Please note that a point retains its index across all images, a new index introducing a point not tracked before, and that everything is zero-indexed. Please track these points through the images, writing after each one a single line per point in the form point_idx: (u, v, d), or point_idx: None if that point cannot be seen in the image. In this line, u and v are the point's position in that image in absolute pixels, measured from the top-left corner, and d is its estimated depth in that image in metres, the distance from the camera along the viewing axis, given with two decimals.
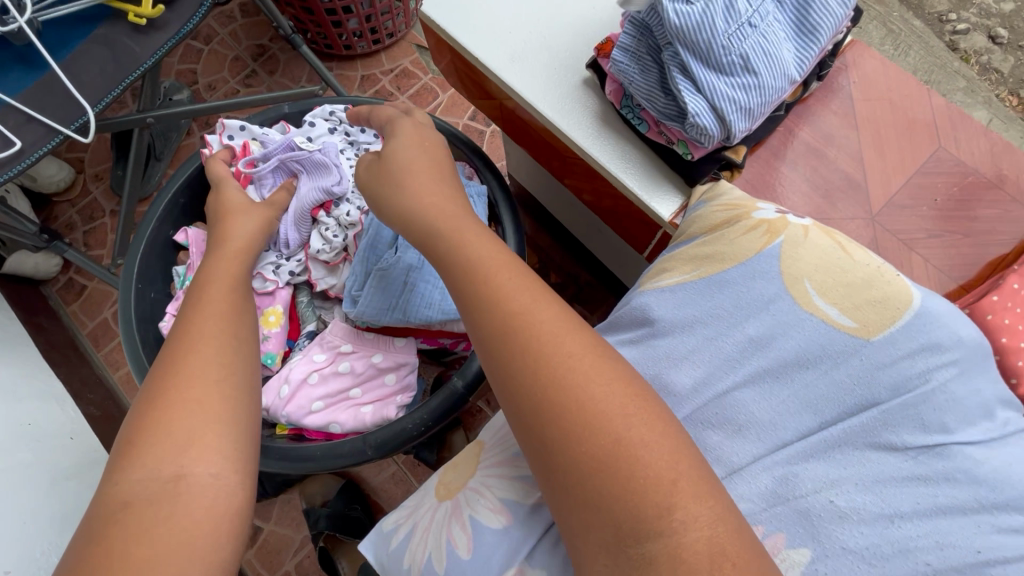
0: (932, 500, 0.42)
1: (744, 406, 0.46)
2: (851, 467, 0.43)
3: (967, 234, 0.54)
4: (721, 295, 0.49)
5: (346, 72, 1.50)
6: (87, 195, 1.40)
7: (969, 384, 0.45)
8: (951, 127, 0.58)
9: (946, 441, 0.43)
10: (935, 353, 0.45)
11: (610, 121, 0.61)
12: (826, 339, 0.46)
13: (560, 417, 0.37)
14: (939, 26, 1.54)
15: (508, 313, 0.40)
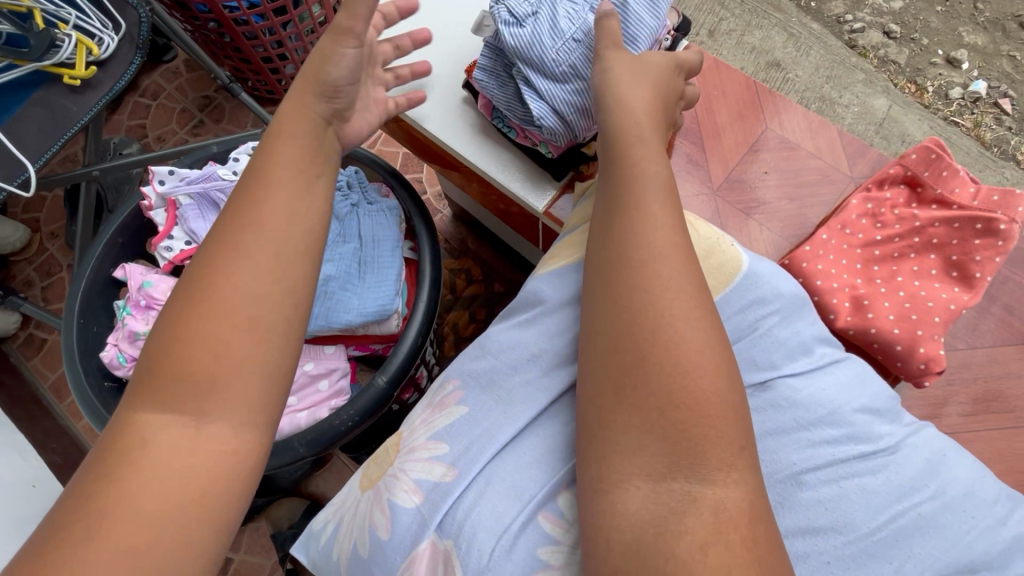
0: (758, 425, 0.49)
1: None
2: None
3: (794, 200, 0.64)
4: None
5: None
6: (43, 252, 1.44)
7: (790, 326, 0.52)
8: (777, 111, 0.67)
9: (773, 375, 0.51)
10: (761, 305, 0.53)
11: (487, 131, 0.69)
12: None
13: (656, 355, 0.42)
14: (837, 27, 1.69)
15: (648, 269, 0.45)
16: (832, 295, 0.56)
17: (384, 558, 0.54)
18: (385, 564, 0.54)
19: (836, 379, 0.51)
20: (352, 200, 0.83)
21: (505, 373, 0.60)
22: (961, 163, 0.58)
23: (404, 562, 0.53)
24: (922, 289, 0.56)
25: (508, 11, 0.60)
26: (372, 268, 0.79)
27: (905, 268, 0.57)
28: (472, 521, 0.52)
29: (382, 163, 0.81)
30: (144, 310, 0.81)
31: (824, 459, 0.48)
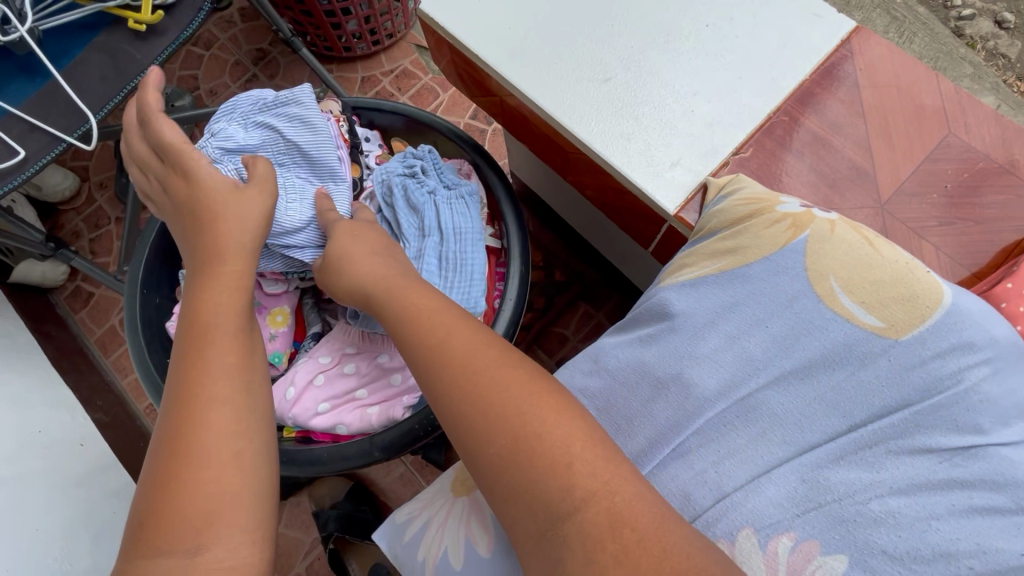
0: (964, 502, 0.40)
1: (769, 407, 0.45)
2: (883, 471, 0.42)
3: (980, 222, 0.53)
4: (741, 290, 0.49)
5: (346, 73, 1.50)
6: (91, 203, 1.40)
7: (1005, 384, 0.43)
8: (961, 113, 0.57)
9: (981, 442, 0.42)
10: (967, 352, 0.43)
11: (612, 115, 0.60)
12: (852, 338, 0.45)
13: (507, 441, 0.38)
14: (944, 12, 1.52)
15: (420, 354, 0.44)
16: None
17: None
18: None
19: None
20: (430, 184, 0.73)
21: None
22: None
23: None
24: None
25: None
26: (456, 267, 0.69)
27: None
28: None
29: (467, 139, 0.76)
30: None
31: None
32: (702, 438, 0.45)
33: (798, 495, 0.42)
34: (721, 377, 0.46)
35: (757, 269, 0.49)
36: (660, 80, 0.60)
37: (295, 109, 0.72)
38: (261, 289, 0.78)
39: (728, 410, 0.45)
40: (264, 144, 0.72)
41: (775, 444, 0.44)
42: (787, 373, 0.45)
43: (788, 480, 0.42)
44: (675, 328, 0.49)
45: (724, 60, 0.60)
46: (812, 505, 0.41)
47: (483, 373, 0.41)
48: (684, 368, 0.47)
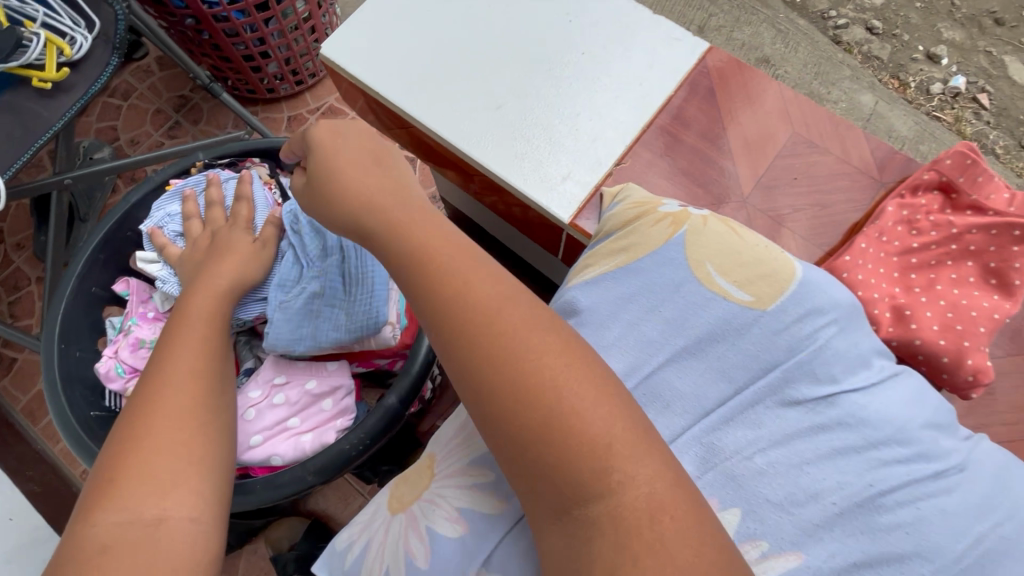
0: (829, 446, 0.45)
1: (669, 383, 0.49)
2: (762, 426, 0.47)
3: (826, 206, 0.62)
4: (636, 281, 0.53)
5: (272, 114, 1.52)
6: (9, 265, 1.35)
7: (849, 339, 0.49)
8: (803, 114, 0.66)
9: (835, 390, 0.47)
10: (818, 316, 0.49)
11: (505, 139, 0.66)
12: (729, 315, 0.50)
13: (541, 418, 0.38)
14: (822, 23, 1.70)
15: (446, 301, 0.43)
16: (875, 304, 0.54)
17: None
18: None
19: (903, 393, 0.48)
20: None
21: None
22: (995, 169, 0.57)
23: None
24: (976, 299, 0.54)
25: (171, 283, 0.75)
26: (360, 284, 0.74)
27: (943, 276, 0.56)
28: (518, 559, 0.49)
29: None
30: (152, 320, 0.76)
31: (902, 479, 0.44)
32: None
33: (698, 458, 0.46)
34: (626, 360, 0.51)
35: (648, 262, 0.54)
36: (547, 103, 0.67)
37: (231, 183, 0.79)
38: None
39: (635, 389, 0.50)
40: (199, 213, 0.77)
41: (677, 415, 0.48)
42: (674, 352, 0.50)
43: (688, 447, 0.47)
44: (583, 322, 0.53)
45: (601, 82, 0.67)
46: (711, 464, 0.46)
47: (508, 318, 0.41)
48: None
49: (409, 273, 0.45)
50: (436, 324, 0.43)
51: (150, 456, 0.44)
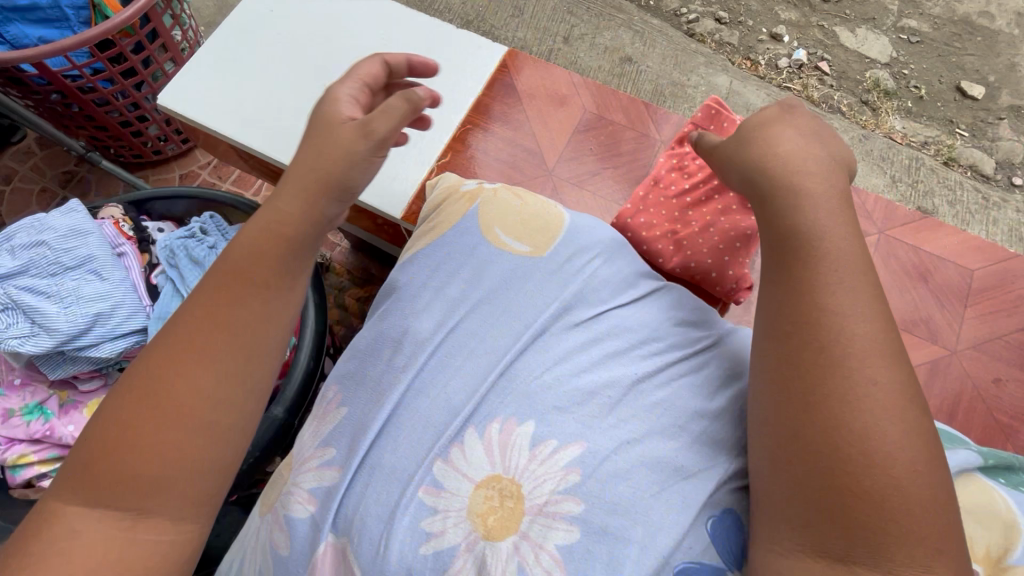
0: (601, 352, 0.58)
1: (472, 331, 0.59)
2: (551, 349, 0.58)
3: (619, 168, 0.74)
4: (441, 252, 0.64)
5: (162, 176, 1.54)
6: None
7: (612, 267, 0.64)
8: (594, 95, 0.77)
9: (604, 310, 0.61)
10: (583, 254, 0.63)
11: None
12: (513, 264, 0.62)
13: (814, 379, 0.44)
14: (676, 20, 1.81)
15: (807, 311, 0.45)
16: (656, 242, 0.67)
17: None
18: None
19: (654, 307, 0.63)
20: (211, 241, 0.81)
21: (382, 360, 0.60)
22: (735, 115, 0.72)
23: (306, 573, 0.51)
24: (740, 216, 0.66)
25: (7, 337, 0.71)
26: None
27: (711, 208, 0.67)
28: (358, 515, 0.51)
29: (244, 201, 0.84)
30: (19, 387, 0.77)
31: (656, 366, 0.58)
32: (433, 369, 0.57)
33: (504, 386, 0.56)
34: (435, 319, 0.60)
35: (449, 236, 0.65)
36: None
37: (62, 224, 0.77)
38: (74, 387, 0.79)
39: (443, 341, 0.59)
40: (31, 262, 0.74)
41: (480, 356, 0.58)
42: (475, 302, 0.60)
43: (492, 378, 0.56)
44: (401, 295, 0.63)
45: None
46: (509, 388, 0.56)
47: (857, 339, 0.43)
48: (405, 324, 0.61)
49: (807, 248, 0.47)
50: (805, 355, 0.44)
51: (113, 458, 0.40)
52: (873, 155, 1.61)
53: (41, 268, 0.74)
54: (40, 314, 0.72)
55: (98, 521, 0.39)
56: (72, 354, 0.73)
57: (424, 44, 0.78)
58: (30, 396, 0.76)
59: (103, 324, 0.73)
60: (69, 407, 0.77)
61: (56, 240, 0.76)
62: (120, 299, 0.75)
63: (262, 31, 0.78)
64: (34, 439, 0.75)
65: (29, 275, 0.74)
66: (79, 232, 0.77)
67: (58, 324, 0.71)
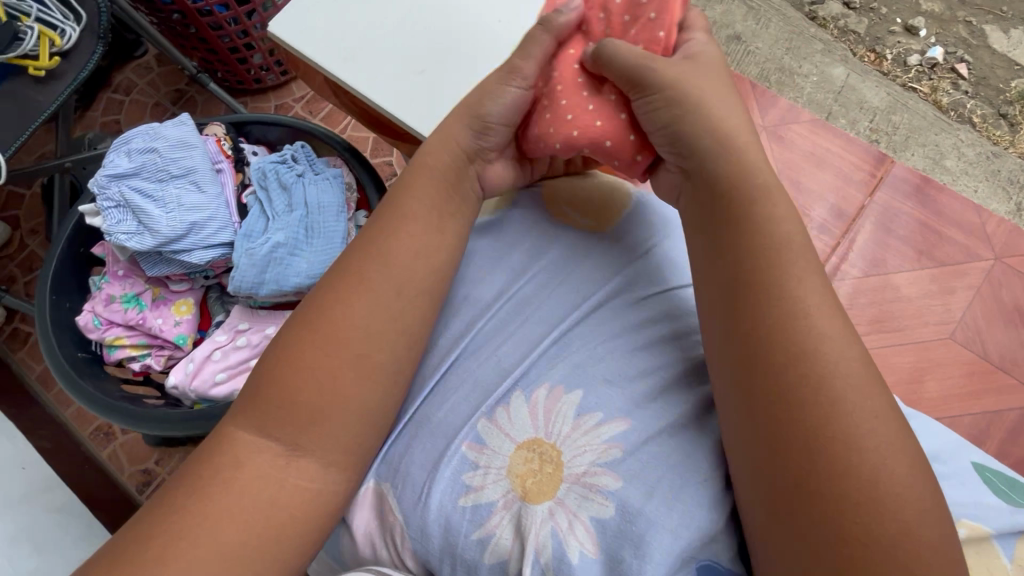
0: (657, 332, 0.57)
1: (530, 294, 0.59)
2: (606, 320, 0.57)
3: None
4: (508, 215, 0.65)
5: (259, 104, 1.61)
6: (25, 249, 1.48)
7: (678, 250, 0.62)
8: None
9: (666, 289, 0.59)
10: (651, 233, 0.62)
11: (424, 98, 0.74)
12: (576, 239, 0.62)
13: (790, 414, 0.43)
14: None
15: (793, 333, 0.45)
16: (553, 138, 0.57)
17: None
18: None
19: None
20: (299, 169, 0.85)
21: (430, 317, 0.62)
22: None
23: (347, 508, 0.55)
24: (635, 30, 0.58)
25: (116, 232, 0.78)
26: (319, 234, 0.81)
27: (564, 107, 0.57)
28: (405, 466, 0.54)
29: (331, 135, 0.87)
30: (122, 278, 0.85)
31: None
32: (483, 330, 0.58)
33: (553, 352, 0.56)
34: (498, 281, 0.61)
35: (517, 201, 0.65)
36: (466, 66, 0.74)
37: (173, 134, 0.83)
38: (165, 285, 0.87)
39: (504, 302, 0.60)
40: (143, 166, 0.81)
41: (536, 322, 0.58)
42: (541, 271, 0.61)
43: (542, 343, 0.56)
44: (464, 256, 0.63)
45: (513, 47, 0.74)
46: (558, 354, 0.56)
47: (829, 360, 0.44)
48: (467, 282, 0.61)
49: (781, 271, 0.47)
50: (787, 374, 0.44)
51: (277, 406, 0.49)
52: (998, 178, 1.43)
53: (150, 173, 0.81)
54: (146, 216, 0.78)
55: (261, 456, 0.48)
56: (168, 255, 0.80)
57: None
58: (129, 287, 0.85)
59: (197, 232, 0.80)
60: (160, 303, 0.86)
61: (165, 149, 0.82)
62: (213, 213, 0.82)
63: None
64: (129, 325, 0.84)
65: (140, 178, 0.80)
66: (186, 145, 0.83)
67: (162, 228, 0.78)
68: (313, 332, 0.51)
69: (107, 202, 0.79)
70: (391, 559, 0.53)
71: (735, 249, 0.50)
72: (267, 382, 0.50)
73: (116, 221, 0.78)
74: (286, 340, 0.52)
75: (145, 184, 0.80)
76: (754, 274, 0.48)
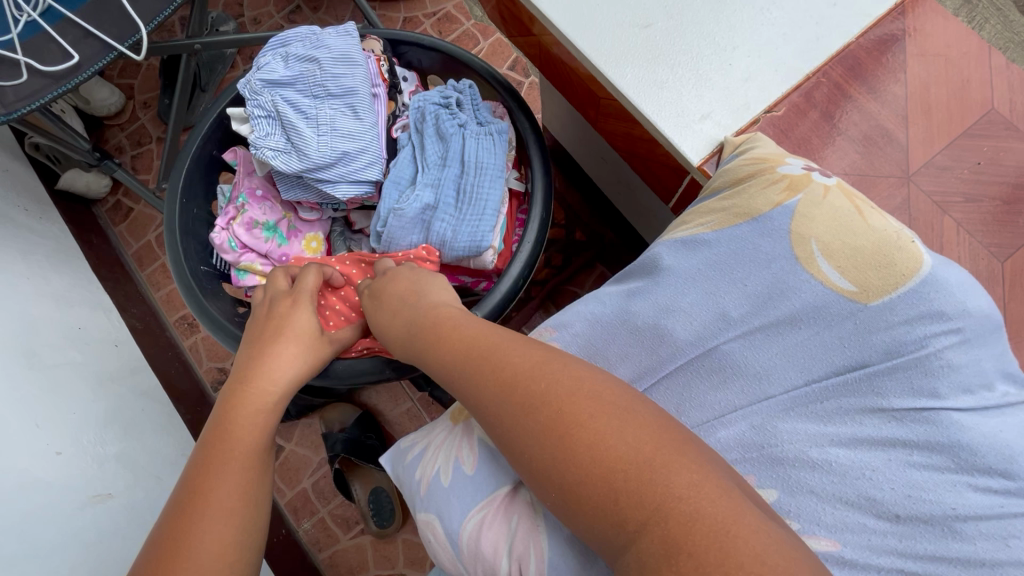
0: (900, 459, 0.43)
1: (733, 358, 0.48)
2: (831, 422, 0.45)
3: (1008, 202, 0.53)
4: (728, 247, 0.51)
5: (388, 12, 1.39)
6: (135, 121, 1.44)
7: (970, 353, 0.44)
8: (1008, 91, 0.55)
9: (936, 407, 0.43)
10: (937, 321, 0.45)
11: (644, 63, 0.60)
12: (823, 300, 0.47)
13: (549, 433, 0.40)
14: None
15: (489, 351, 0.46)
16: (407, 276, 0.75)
17: (466, 488, 0.57)
18: (461, 497, 0.56)
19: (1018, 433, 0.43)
20: (463, 115, 0.74)
21: (601, 339, 0.53)
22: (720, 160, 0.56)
23: (485, 500, 0.55)
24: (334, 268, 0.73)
25: (262, 146, 0.70)
26: (470, 197, 0.71)
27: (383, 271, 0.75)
28: None
29: (502, 81, 0.75)
30: (260, 200, 0.78)
31: (984, 510, 0.41)
32: (668, 382, 0.50)
33: (747, 439, 0.46)
34: (694, 329, 0.50)
35: (743, 230, 0.51)
36: (704, 30, 0.59)
37: (335, 45, 0.73)
38: (297, 212, 0.81)
39: (697, 359, 0.49)
40: (299, 76, 0.72)
41: (735, 393, 0.48)
42: (754, 322, 0.49)
43: (738, 424, 0.46)
44: (660, 284, 0.52)
45: (771, 16, 0.58)
46: (761, 448, 0.45)
47: (512, 359, 0.45)
48: (660, 317, 0.51)
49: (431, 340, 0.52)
50: (465, 385, 0.46)
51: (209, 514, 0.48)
52: None
53: (305, 90, 0.72)
54: (293, 134, 0.70)
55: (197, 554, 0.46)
56: (309, 181, 0.73)
57: None
58: (268, 213, 0.78)
59: (346, 163, 0.71)
60: (293, 233, 0.80)
61: (322, 66, 0.72)
62: (366, 143, 0.72)
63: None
64: (265, 254, 0.78)
65: (294, 90, 0.72)
66: (344, 61, 0.72)
67: (306, 153, 0.69)
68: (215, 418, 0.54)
69: (258, 111, 0.71)
70: (509, 569, 0.52)
71: (447, 351, 0.50)
72: (222, 436, 0.53)
73: (258, 134, 0.70)
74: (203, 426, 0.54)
75: (296, 103, 0.72)
76: (480, 348, 0.47)
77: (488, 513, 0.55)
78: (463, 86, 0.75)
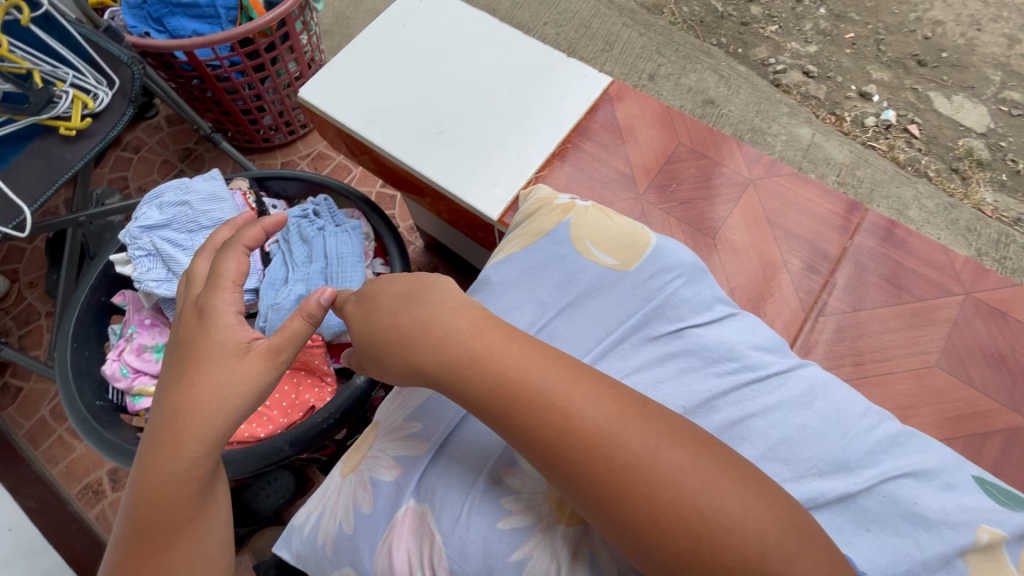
0: (674, 367, 0.57)
1: (557, 332, 0.61)
2: (625, 356, 0.59)
3: (705, 199, 0.76)
4: (536, 254, 0.65)
5: (266, 161, 1.60)
6: (22, 301, 1.47)
7: (693, 287, 0.63)
8: (687, 130, 0.81)
9: (683, 326, 0.60)
10: (667, 271, 0.63)
11: (443, 157, 0.80)
12: (600, 275, 0.64)
13: (648, 504, 0.40)
14: (762, 69, 1.68)
15: (574, 411, 0.44)
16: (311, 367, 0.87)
17: (369, 525, 0.59)
18: (367, 537, 0.58)
19: (732, 331, 0.60)
20: (322, 221, 0.90)
21: None
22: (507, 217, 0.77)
23: (387, 528, 0.57)
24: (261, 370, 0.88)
25: (147, 280, 0.82)
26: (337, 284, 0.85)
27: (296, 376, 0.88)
28: (438, 488, 0.57)
29: (350, 189, 0.92)
30: (149, 326, 0.87)
31: (731, 387, 0.55)
32: None
33: None
34: (528, 318, 0.61)
35: (541, 244, 0.66)
36: (481, 128, 0.81)
37: (204, 188, 0.88)
38: None
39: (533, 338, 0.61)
40: (173, 217, 0.85)
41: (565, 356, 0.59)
42: (560, 303, 0.62)
43: None
44: (490, 295, 0.63)
45: (524, 112, 0.82)
46: None
47: (596, 424, 0.43)
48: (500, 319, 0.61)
49: (504, 398, 0.46)
50: (560, 453, 0.43)
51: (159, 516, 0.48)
52: (958, 226, 1.48)
53: (181, 227, 0.86)
54: (174, 264, 0.83)
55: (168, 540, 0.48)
56: None
57: (537, 70, 0.85)
58: (157, 336, 0.87)
59: None
60: None
61: (196, 206, 0.86)
62: None
63: (395, 39, 0.89)
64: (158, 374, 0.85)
65: (171, 229, 0.85)
66: (215, 200, 0.88)
67: (189, 278, 0.82)
68: (154, 496, 0.48)
69: (139, 252, 0.83)
70: None
71: (443, 381, 0.48)
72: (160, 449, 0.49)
73: (143, 270, 0.82)
74: (132, 494, 0.49)
75: (175, 239, 0.84)
76: (549, 410, 0.44)
77: (391, 538, 0.56)
78: (321, 199, 0.92)
